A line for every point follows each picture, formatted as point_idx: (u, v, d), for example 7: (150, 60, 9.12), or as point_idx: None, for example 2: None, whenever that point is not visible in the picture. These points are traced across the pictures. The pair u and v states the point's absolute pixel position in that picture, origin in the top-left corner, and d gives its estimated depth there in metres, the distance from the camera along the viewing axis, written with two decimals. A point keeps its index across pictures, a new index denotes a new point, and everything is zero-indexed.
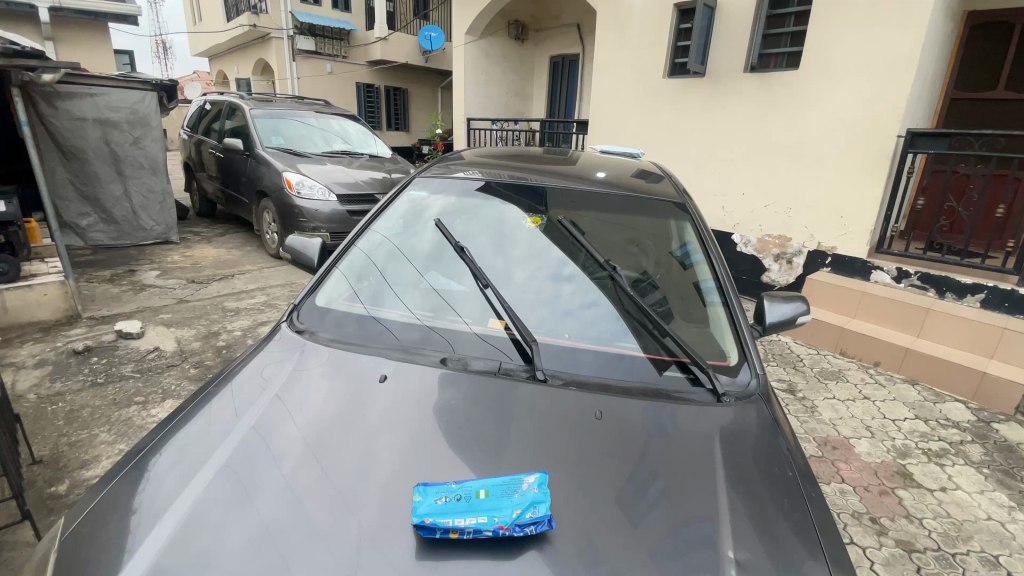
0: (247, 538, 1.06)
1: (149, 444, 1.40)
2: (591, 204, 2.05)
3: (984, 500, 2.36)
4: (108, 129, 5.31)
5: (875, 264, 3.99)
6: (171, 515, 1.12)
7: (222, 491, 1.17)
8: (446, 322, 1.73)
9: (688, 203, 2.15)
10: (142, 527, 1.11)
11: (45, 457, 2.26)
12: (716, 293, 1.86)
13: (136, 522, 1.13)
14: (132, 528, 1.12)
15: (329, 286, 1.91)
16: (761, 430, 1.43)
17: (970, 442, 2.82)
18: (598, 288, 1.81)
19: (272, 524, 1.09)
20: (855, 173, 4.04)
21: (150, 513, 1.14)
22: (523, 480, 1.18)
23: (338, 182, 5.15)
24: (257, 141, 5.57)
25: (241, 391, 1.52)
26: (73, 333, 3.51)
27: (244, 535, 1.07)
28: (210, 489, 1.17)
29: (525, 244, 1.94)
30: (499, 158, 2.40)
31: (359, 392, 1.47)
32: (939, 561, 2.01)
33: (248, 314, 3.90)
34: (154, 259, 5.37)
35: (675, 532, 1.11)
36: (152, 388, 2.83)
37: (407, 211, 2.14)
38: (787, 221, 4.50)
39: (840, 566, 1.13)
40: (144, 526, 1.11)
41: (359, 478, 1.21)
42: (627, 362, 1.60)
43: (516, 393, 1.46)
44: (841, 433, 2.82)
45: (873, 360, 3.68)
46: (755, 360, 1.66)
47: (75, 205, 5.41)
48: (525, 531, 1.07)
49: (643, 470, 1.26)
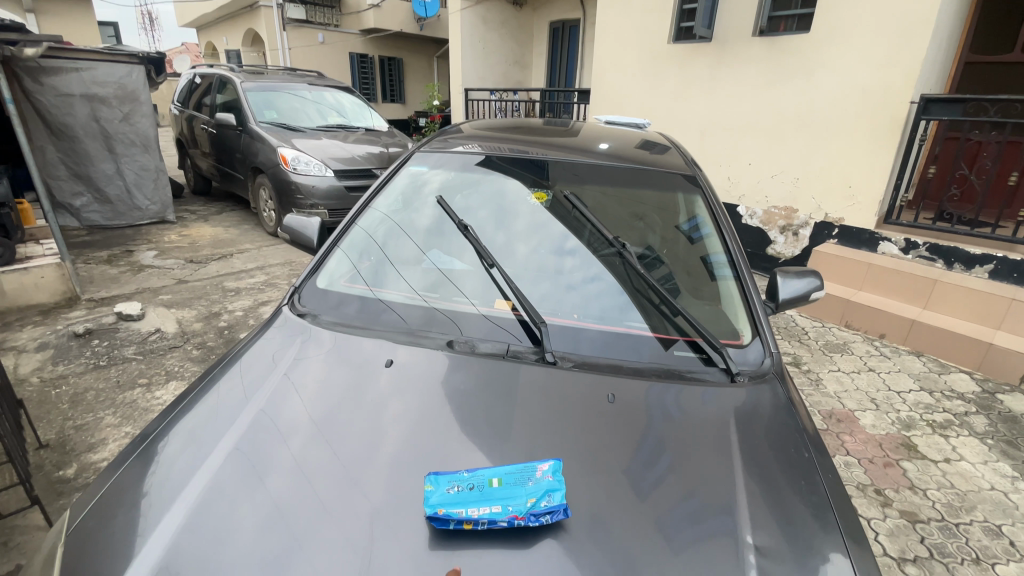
0: (261, 515, 1.06)
1: (158, 427, 1.39)
2: (597, 177, 1.99)
3: (987, 471, 2.37)
4: (97, 106, 5.17)
5: (883, 235, 3.93)
6: (182, 497, 1.12)
7: (232, 473, 1.16)
8: (452, 303, 1.69)
9: (698, 175, 2.09)
10: (154, 511, 1.11)
11: (51, 441, 2.27)
12: (727, 267, 1.82)
13: (147, 506, 1.12)
14: (143, 511, 1.11)
15: (330, 266, 1.86)
16: (776, 410, 1.41)
17: (974, 413, 2.82)
18: (605, 265, 1.77)
19: (284, 503, 1.09)
20: (865, 141, 3.94)
21: (161, 497, 1.14)
22: (536, 468, 1.17)
23: (334, 157, 5.04)
24: (250, 116, 5.43)
25: (248, 370, 1.51)
26: (73, 315, 3.49)
27: (257, 514, 1.07)
28: (220, 471, 1.16)
29: (527, 219, 1.90)
30: (500, 132, 2.31)
31: (365, 373, 1.45)
32: (943, 531, 2.04)
33: (249, 294, 3.87)
34: (151, 239, 5.31)
35: (682, 505, 1.12)
36: (156, 369, 2.83)
37: (407, 187, 2.08)
38: (793, 193, 4.41)
39: (851, 535, 1.13)
40: (155, 510, 1.11)
41: (368, 454, 1.21)
42: (636, 343, 1.57)
43: (525, 377, 1.43)
44: (845, 406, 2.83)
45: (878, 332, 3.67)
46: (768, 336, 1.61)
47: (68, 185, 5.32)
48: (540, 520, 1.05)
49: (649, 443, 1.26)
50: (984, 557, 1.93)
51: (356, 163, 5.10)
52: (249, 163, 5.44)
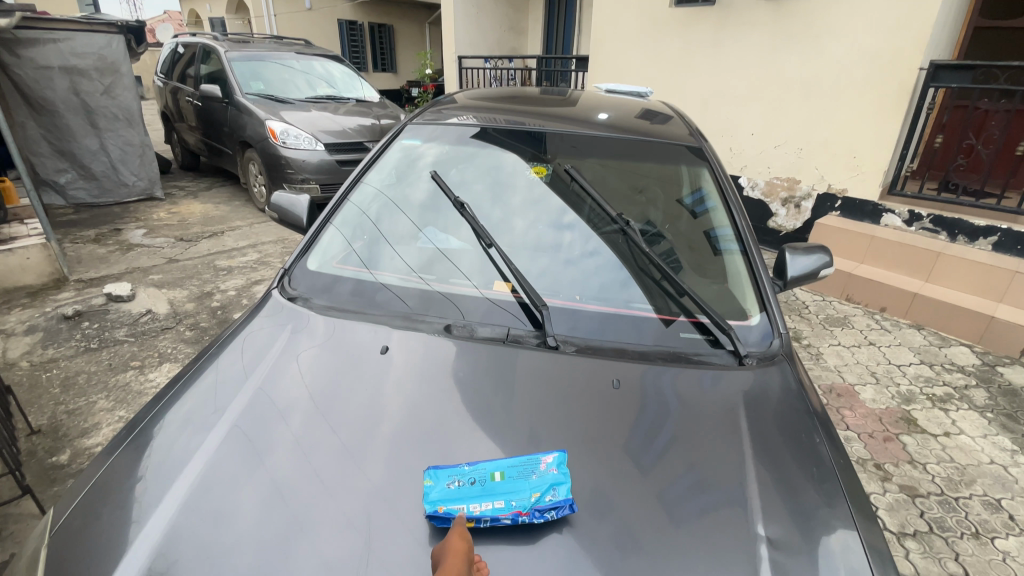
0: (262, 494, 1.08)
1: (155, 405, 1.37)
2: (597, 150, 1.92)
3: (986, 445, 2.38)
4: (77, 79, 4.97)
5: (886, 207, 3.85)
6: (182, 476, 1.12)
7: (232, 451, 1.17)
8: (449, 284, 1.63)
9: (703, 146, 2.00)
10: (154, 490, 1.11)
11: (44, 427, 2.24)
12: (733, 242, 1.76)
13: (147, 486, 1.13)
14: (143, 491, 1.11)
15: (321, 246, 1.79)
16: (785, 393, 1.37)
17: (974, 387, 2.82)
18: (606, 243, 1.71)
19: (285, 482, 1.11)
20: (871, 110, 3.83)
21: (160, 478, 1.14)
22: (540, 460, 1.14)
23: (324, 130, 4.89)
24: (235, 87, 5.24)
25: (244, 347, 1.49)
26: (62, 297, 3.42)
27: (258, 492, 1.08)
28: (221, 449, 1.17)
29: (524, 193, 1.83)
30: (496, 102, 2.20)
31: (361, 351, 1.43)
32: (942, 505, 2.05)
33: (241, 273, 3.79)
34: (139, 216, 5.20)
35: (682, 478, 1.13)
36: (149, 352, 2.78)
37: (400, 161, 1.99)
38: (796, 164, 4.32)
39: (851, 500, 1.15)
40: (155, 490, 1.11)
41: (367, 431, 1.22)
42: (639, 324, 1.52)
43: (526, 363, 1.38)
44: (845, 380, 2.82)
45: (879, 305, 3.66)
46: (776, 314, 1.57)
47: (51, 161, 5.16)
48: (545, 517, 1.02)
49: (646, 419, 1.26)
50: (984, 531, 1.95)
51: (347, 136, 4.96)
52: (237, 137, 5.28)
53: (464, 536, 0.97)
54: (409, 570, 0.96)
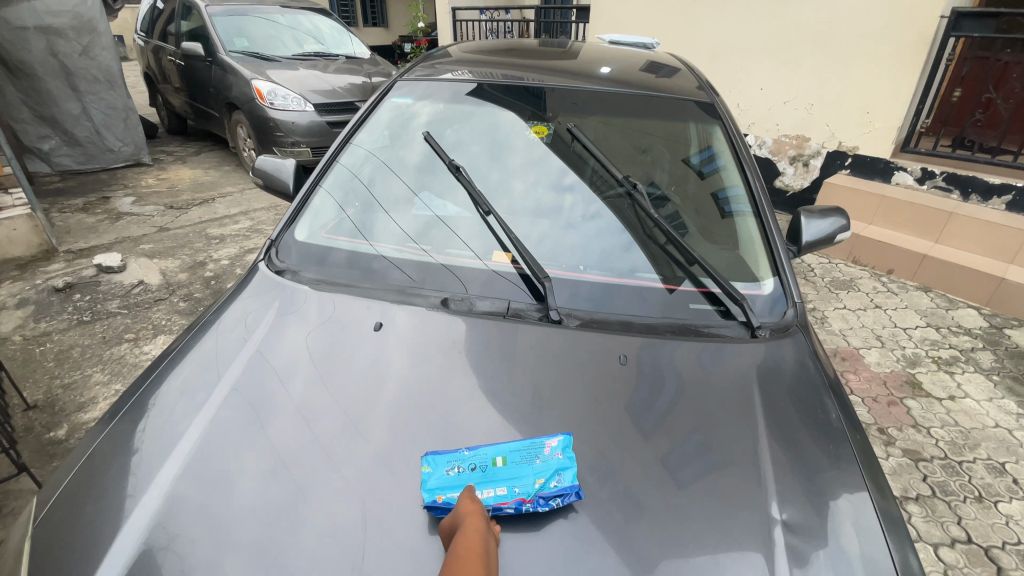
0: (264, 462, 1.06)
1: (148, 374, 1.32)
2: (600, 107, 1.80)
3: (992, 409, 2.37)
4: (53, 39, 4.71)
5: (898, 165, 3.72)
6: (181, 445, 1.10)
7: (233, 419, 1.15)
8: (448, 253, 1.56)
9: (714, 101, 1.88)
10: (152, 459, 1.08)
11: (40, 402, 2.21)
12: (744, 204, 1.67)
13: (144, 455, 1.10)
14: (139, 462, 1.09)
15: (313, 212, 1.69)
16: (798, 364, 1.33)
17: (981, 349, 2.80)
18: (611, 208, 1.62)
19: (288, 451, 1.09)
20: (888, 62, 3.64)
21: (157, 447, 1.11)
22: (544, 444, 1.10)
23: (313, 90, 4.68)
24: (219, 45, 4.99)
25: (237, 314, 1.43)
26: (52, 269, 3.34)
27: (260, 461, 1.07)
28: (221, 417, 1.15)
29: (523, 153, 1.74)
30: (492, 55, 2.06)
31: (359, 318, 1.38)
32: (945, 469, 2.06)
33: (234, 241, 3.71)
34: (128, 184, 5.05)
35: (687, 441, 1.12)
36: (142, 324, 2.73)
37: (392, 119, 1.88)
38: (806, 121, 4.15)
39: (860, 458, 1.15)
40: (153, 459, 1.08)
41: (369, 398, 1.20)
42: (644, 295, 1.45)
43: (528, 339, 1.32)
44: (850, 343, 2.80)
45: (886, 268, 3.63)
46: (790, 281, 1.50)
47: (33, 127, 4.97)
48: (550, 505, 0.99)
49: (653, 393, 1.21)
50: (987, 495, 1.96)
51: (338, 96, 4.77)
52: (223, 98, 5.06)
53: (474, 501, 0.98)
54: (415, 546, 0.94)
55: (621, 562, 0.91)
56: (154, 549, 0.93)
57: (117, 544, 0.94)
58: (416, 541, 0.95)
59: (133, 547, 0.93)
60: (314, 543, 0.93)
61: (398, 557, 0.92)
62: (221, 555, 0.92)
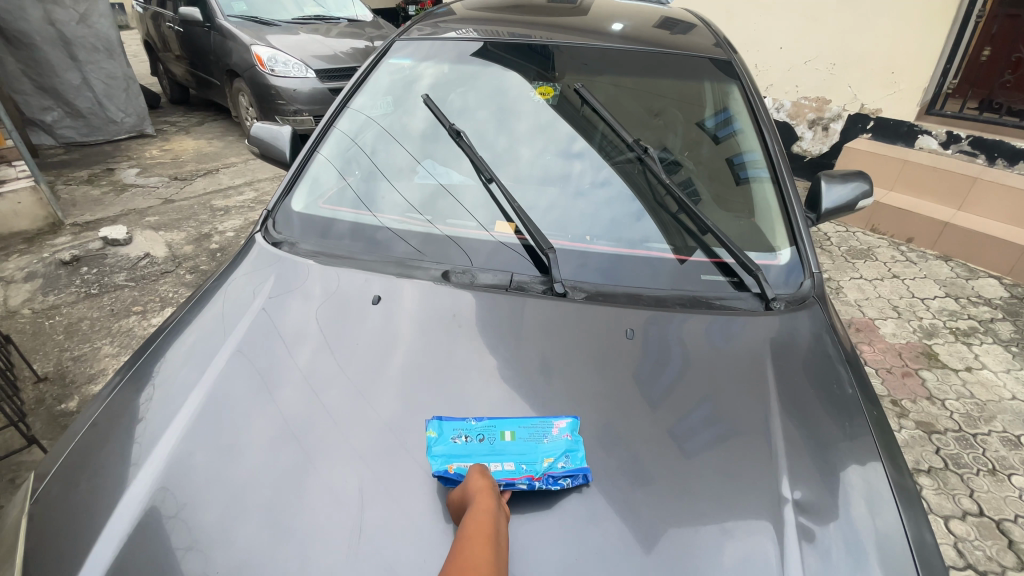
0: (271, 429, 1.06)
1: (151, 342, 1.32)
2: (611, 67, 1.71)
3: (1009, 380, 2.32)
4: (50, 7, 4.59)
5: (922, 127, 3.57)
6: (186, 412, 1.10)
7: (239, 385, 1.14)
8: (451, 224, 1.51)
9: (732, 60, 1.77)
10: (158, 426, 1.09)
11: (50, 374, 2.25)
12: (762, 168, 1.59)
13: (150, 422, 1.10)
14: (145, 430, 1.08)
15: (313, 180, 1.65)
16: (814, 338, 1.28)
17: (1001, 320, 2.72)
18: (619, 174, 1.56)
19: (295, 418, 1.08)
20: (917, 18, 3.43)
21: (163, 414, 1.11)
22: (552, 425, 1.07)
23: (314, 55, 4.56)
24: (217, 11, 4.86)
25: (240, 283, 1.41)
26: (58, 242, 3.35)
27: (266, 427, 1.06)
28: (228, 384, 1.15)
29: (530, 118, 1.67)
30: (497, 12, 1.96)
31: (362, 290, 1.35)
32: (959, 442, 2.03)
33: (239, 213, 3.68)
34: (131, 155, 5.01)
35: (695, 412, 1.10)
36: (150, 297, 2.74)
37: (393, 82, 1.80)
38: (828, 82, 3.96)
39: (875, 430, 1.12)
40: (159, 426, 1.09)
41: (376, 367, 1.18)
42: (654, 266, 1.40)
43: (531, 312, 1.28)
44: (865, 314, 2.73)
45: (905, 236, 3.52)
46: (807, 251, 1.44)
47: (35, 99, 4.91)
48: (560, 484, 0.97)
49: (661, 366, 1.18)
50: (1001, 468, 1.93)
51: (339, 61, 4.64)
52: (223, 66, 4.94)
53: (485, 472, 0.98)
54: (419, 520, 0.93)
55: (628, 536, 0.89)
56: (158, 516, 0.94)
57: (122, 509, 0.95)
58: (422, 511, 0.94)
59: (137, 513, 0.94)
60: (322, 510, 0.93)
61: (406, 528, 0.91)
62: (225, 522, 0.92)
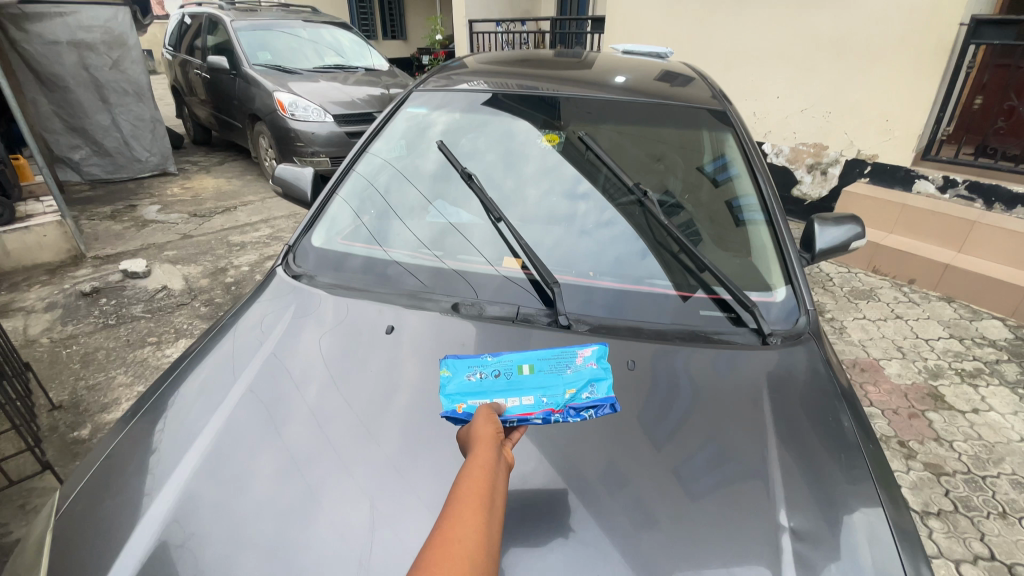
0: (278, 463, 1.09)
1: (169, 374, 1.37)
2: (613, 115, 1.82)
3: (1017, 422, 2.30)
4: (85, 53, 4.90)
5: (919, 172, 3.66)
6: (197, 446, 1.13)
7: (249, 420, 1.18)
8: (459, 260, 1.58)
9: (728, 110, 1.88)
10: (171, 457, 1.12)
11: (64, 402, 2.29)
12: (758, 210, 1.66)
13: (163, 454, 1.13)
14: (158, 461, 1.12)
15: (330, 219, 1.74)
16: (812, 375, 1.31)
17: (1006, 361, 2.72)
18: (622, 215, 1.63)
19: (301, 453, 1.11)
20: (908, 70, 3.60)
21: (175, 445, 1.15)
22: (576, 356, 1.21)
23: (333, 101, 4.80)
24: (243, 59, 5.15)
25: (257, 316, 1.48)
26: (79, 274, 3.46)
27: (273, 461, 1.10)
28: (238, 418, 1.18)
29: (536, 161, 1.77)
30: (508, 66, 2.10)
31: (370, 327, 1.40)
32: (968, 484, 2.01)
33: (254, 248, 3.80)
34: (153, 192, 5.23)
35: (699, 451, 1.11)
36: (165, 328, 2.81)
37: (408, 129, 1.91)
38: (825, 129, 4.10)
39: (873, 465, 1.14)
40: (172, 457, 1.12)
41: (381, 403, 1.22)
42: (657, 302, 1.45)
43: (535, 343, 1.32)
44: (869, 354, 2.74)
45: (907, 278, 3.55)
46: (803, 289, 1.49)
47: (65, 138, 5.16)
48: (581, 416, 1.09)
49: (663, 400, 1.22)
50: (1011, 511, 1.90)
51: (356, 107, 4.88)
52: (246, 110, 5.21)
53: (493, 410, 1.01)
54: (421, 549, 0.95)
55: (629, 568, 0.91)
56: (168, 546, 0.96)
57: (135, 538, 0.97)
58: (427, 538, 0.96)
59: (149, 543, 0.96)
60: (326, 542, 0.95)
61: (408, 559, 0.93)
62: (232, 555, 0.94)
